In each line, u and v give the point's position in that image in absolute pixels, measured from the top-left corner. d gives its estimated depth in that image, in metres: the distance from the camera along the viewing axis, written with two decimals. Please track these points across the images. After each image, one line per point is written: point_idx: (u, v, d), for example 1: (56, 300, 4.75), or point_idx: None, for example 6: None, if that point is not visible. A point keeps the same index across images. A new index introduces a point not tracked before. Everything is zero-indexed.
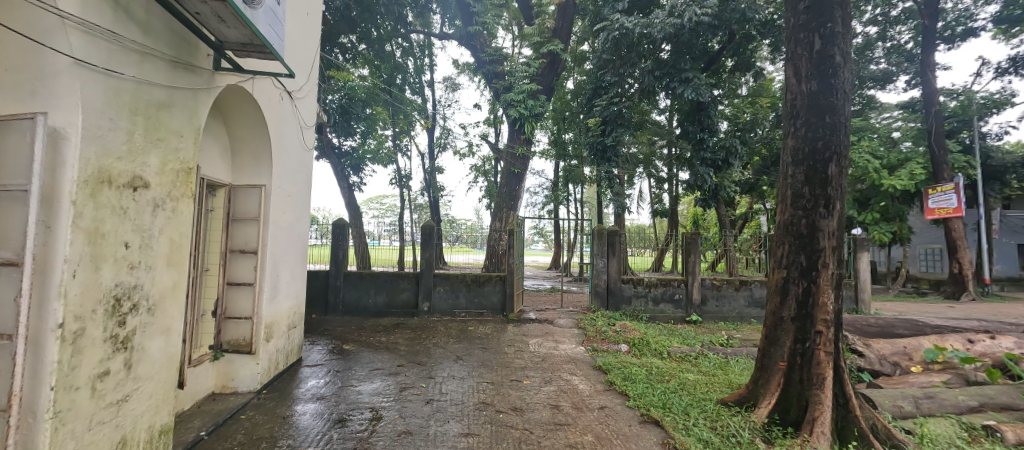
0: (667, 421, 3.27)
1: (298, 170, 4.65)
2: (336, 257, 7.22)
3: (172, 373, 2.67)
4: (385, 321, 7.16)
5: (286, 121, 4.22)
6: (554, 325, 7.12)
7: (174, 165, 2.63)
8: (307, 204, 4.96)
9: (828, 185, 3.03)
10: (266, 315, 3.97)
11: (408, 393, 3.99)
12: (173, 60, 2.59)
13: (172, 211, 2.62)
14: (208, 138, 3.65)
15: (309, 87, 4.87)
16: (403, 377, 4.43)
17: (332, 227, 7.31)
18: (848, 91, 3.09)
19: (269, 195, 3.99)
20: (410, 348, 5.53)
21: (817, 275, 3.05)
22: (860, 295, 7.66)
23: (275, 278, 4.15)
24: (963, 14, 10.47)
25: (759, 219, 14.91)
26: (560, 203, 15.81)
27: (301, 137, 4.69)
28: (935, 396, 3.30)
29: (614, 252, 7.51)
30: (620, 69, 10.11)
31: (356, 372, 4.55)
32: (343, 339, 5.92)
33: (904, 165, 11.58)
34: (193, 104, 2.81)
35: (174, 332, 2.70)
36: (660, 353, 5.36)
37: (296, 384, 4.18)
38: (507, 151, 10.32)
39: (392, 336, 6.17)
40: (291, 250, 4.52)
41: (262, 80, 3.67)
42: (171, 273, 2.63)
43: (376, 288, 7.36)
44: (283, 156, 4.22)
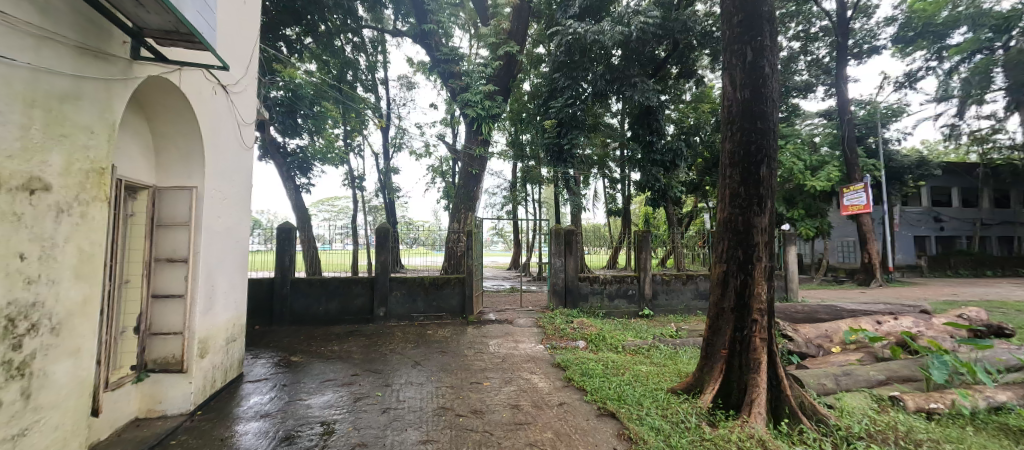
0: (622, 413, 3.42)
1: (236, 171, 4.29)
2: (282, 264, 6.77)
3: (84, 397, 2.38)
4: (338, 328, 6.83)
5: (220, 114, 3.88)
6: (514, 324, 7.19)
7: (82, 163, 2.33)
8: (248, 206, 4.61)
9: (759, 184, 3.31)
10: (200, 328, 3.63)
11: (363, 403, 3.83)
12: (79, 46, 2.31)
13: (80, 216, 2.32)
14: (126, 131, 3.28)
15: (247, 81, 4.53)
16: (357, 387, 4.24)
17: (277, 232, 6.88)
18: (776, 100, 3.39)
19: (202, 197, 3.65)
20: (365, 356, 5.31)
21: (752, 268, 3.32)
22: (789, 284, 8.53)
23: (210, 288, 3.81)
24: (868, 33, 12.17)
25: (696, 218, 16.10)
26: (521, 203, 16.14)
27: (239, 135, 4.34)
28: (851, 373, 3.78)
29: (571, 251, 7.74)
30: (573, 73, 10.44)
31: (305, 385, 4.30)
32: (290, 350, 5.55)
33: (822, 167, 13.12)
34: (106, 95, 2.51)
35: (86, 354, 2.39)
36: (615, 347, 5.59)
37: (236, 402, 3.86)
38: (464, 152, 10.24)
39: (344, 344, 5.88)
40: (229, 257, 4.17)
41: (191, 69, 3.38)
42: (79, 287, 2.33)
43: (327, 295, 7.01)
44: (217, 155, 3.88)
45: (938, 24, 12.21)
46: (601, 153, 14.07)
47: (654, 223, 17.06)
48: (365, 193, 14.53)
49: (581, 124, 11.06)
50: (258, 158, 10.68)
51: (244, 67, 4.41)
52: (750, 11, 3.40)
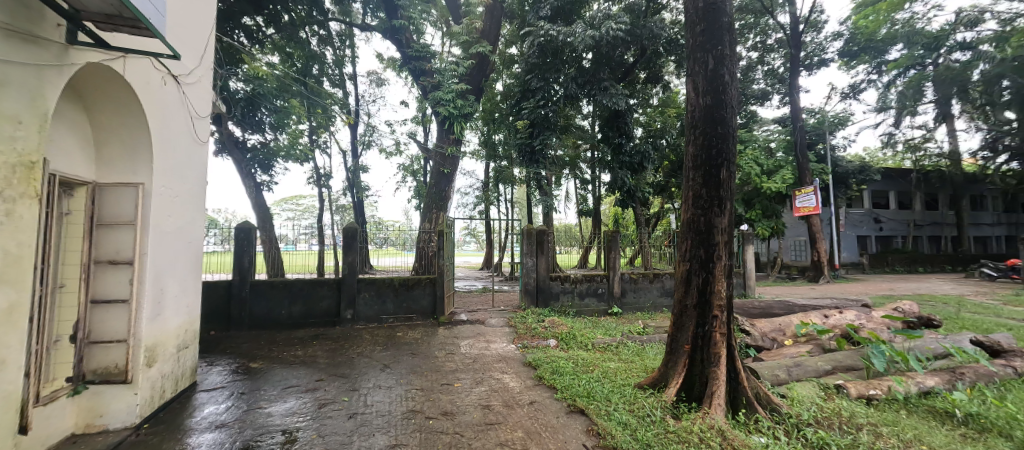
0: (591, 410, 3.51)
1: (189, 167, 4.09)
2: (241, 265, 6.49)
3: (10, 410, 2.22)
4: (302, 332, 6.63)
5: (170, 106, 3.70)
6: (486, 324, 7.19)
7: (7, 156, 2.17)
8: (202, 205, 4.40)
9: (719, 186, 3.48)
10: (147, 335, 3.44)
11: (328, 409, 3.75)
12: (6, 28, 2.18)
13: (5, 214, 2.16)
14: (61, 123, 3.06)
15: (201, 72, 4.32)
16: (323, 393, 4.14)
17: (235, 231, 6.55)
18: (735, 106, 3.56)
19: (149, 195, 3.46)
20: (331, 360, 5.19)
21: (713, 266, 3.48)
22: (746, 281, 8.96)
23: (159, 291, 3.62)
24: (818, 47, 12.99)
25: (663, 218, 16.61)
26: (493, 203, 16.17)
27: (192, 128, 4.14)
28: (802, 364, 4.04)
29: (543, 251, 7.81)
30: (546, 74, 10.57)
31: (266, 392, 4.15)
32: (250, 357, 5.33)
33: (778, 171, 13.96)
34: (38, 82, 2.37)
35: (11, 364, 2.23)
36: (585, 345, 5.71)
37: (188, 413, 3.68)
38: (436, 151, 10.14)
39: (309, 349, 5.71)
40: (181, 259, 3.97)
41: (136, 57, 3.20)
42: (4, 292, 2.17)
43: (290, 298, 6.78)
44: (167, 151, 3.69)
45: (878, 40, 13.26)
46: (572, 154, 14.29)
47: (623, 224, 17.47)
48: (332, 192, 14.11)
49: (552, 125, 11.17)
50: (214, 154, 10.12)
51: (198, 58, 4.21)
52: (711, 20, 3.57)
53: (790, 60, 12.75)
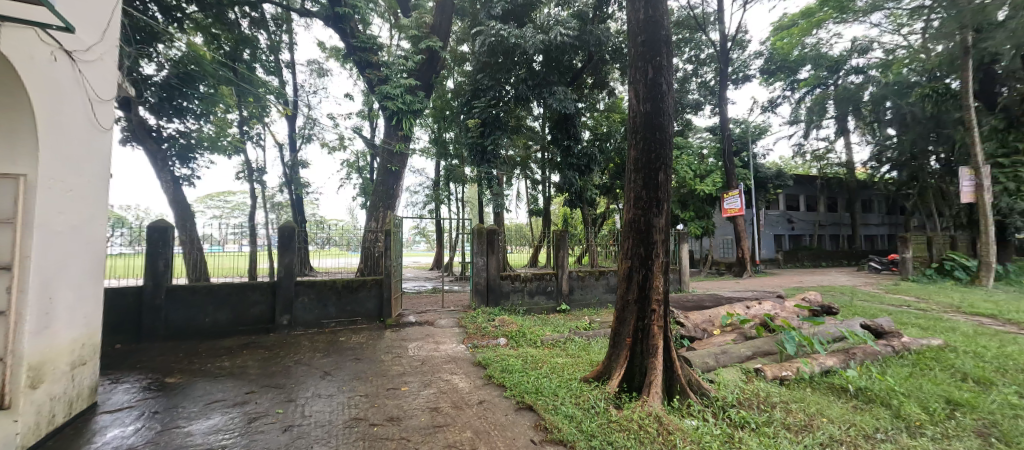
0: (539, 405, 3.61)
1: (87, 159, 3.67)
2: (154, 269, 5.89)
3: None
4: (230, 341, 6.16)
5: (59, 88, 3.32)
6: (435, 326, 7.11)
7: None
8: (107, 202, 3.96)
9: (657, 188, 3.72)
10: (27, 352, 3.03)
11: (260, 423, 3.55)
12: None
13: None
14: None
15: (102, 49, 3.87)
16: (253, 406, 3.90)
17: (148, 232, 5.94)
18: (672, 113, 3.82)
19: (31, 188, 3.08)
20: (265, 370, 4.89)
21: (652, 263, 3.72)
22: (682, 277, 9.61)
23: (45, 299, 3.21)
24: (743, 63, 14.27)
25: (609, 218, 17.29)
26: (444, 202, 15.98)
27: (90, 113, 3.70)
28: (728, 352, 4.44)
29: (493, 251, 7.86)
30: (497, 74, 10.67)
31: (184, 410, 3.83)
32: (169, 371, 4.88)
33: (708, 175, 15.15)
34: None
35: None
36: (534, 342, 5.85)
37: (87, 438, 3.31)
38: (384, 147, 9.82)
39: (240, 359, 5.34)
40: (76, 263, 3.55)
41: (13, 27, 2.91)
42: None
43: (215, 305, 6.28)
44: (56, 139, 3.30)
45: (792, 61, 14.83)
46: (523, 154, 14.45)
47: (571, 223, 17.97)
48: (266, 188, 13.18)
49: (503, 125, 11.27)
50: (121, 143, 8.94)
51: (97, 34, 3.78)
52: (651, 33, 3.81)
53: (719, 73, 13.85)
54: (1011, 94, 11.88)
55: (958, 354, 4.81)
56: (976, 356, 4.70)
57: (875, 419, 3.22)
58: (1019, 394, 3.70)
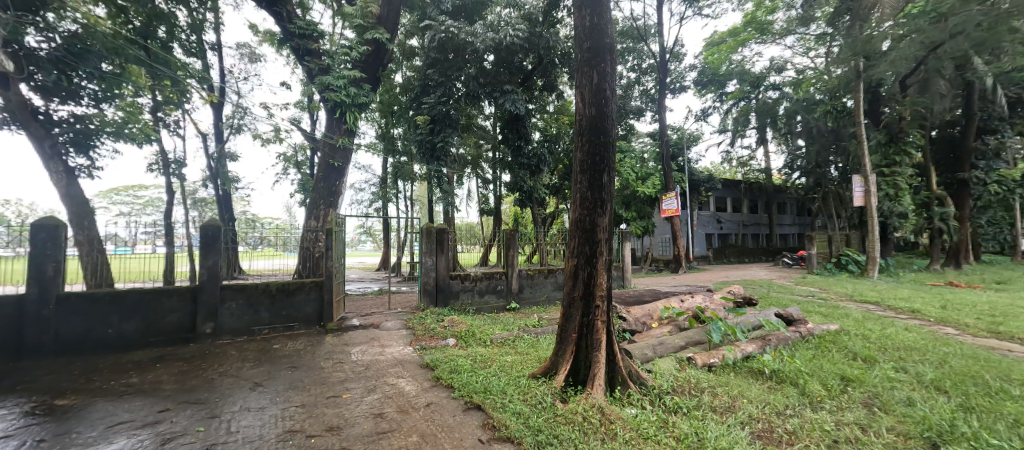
0: (487, 404, 3.60)
1: None
2: (40, 273, 5.13)
3: None
4: (141, 354, 5.52)
5: None
6: (381, 328, 6.86)
7: None
8: None
9: (601, 189, 3.85)
10: None
11: (176, 444, 3.21)
12: None
13: None
14: None
15: None
16: (168, 426, 3.52)
17: (32, 231, 5.11)
18: (615, 118, 3.97)
19: None
20: (184, 385, 4.44)
21: (596, 261, 3.83)
22: (624, 274, 10.06)
23: None
24: (679, 74, 15.25)
25: (557, 218, 17.68)
26: (391, 200, 15.49)
27: None
28: (664, 342, 4.71)
29: (443, 250, 7.74)
30: (447, 71, 10.51)
31: (81, 435, 3.37)
32: (63, 391, 4.27)
33: (648, 178, 16.00)
34: None
35: None
36: (483, 341, 5.82)
37: None
38: (325, 141, 9.28)
39: (153, 373, 4.80)
40: None
41: None
42: None
43: (119, 314, 5.60)
44: None
45: (721, 75, 16.11)
46: (474, 153, 14.34)
47: (522, 223, 18.16)
48: (187, 183, 11.96)
49: (454, 123, 11.13)
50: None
51: None
52: (595, 40, 3.93)
53: (659, 82, 14.69)
54: (892, 114, 13.86)
55: (851, 336, 5.49)
56: (864, 338, 5.38)
57: (786, 397, 3.59)
58: (896, 368, 4.29)
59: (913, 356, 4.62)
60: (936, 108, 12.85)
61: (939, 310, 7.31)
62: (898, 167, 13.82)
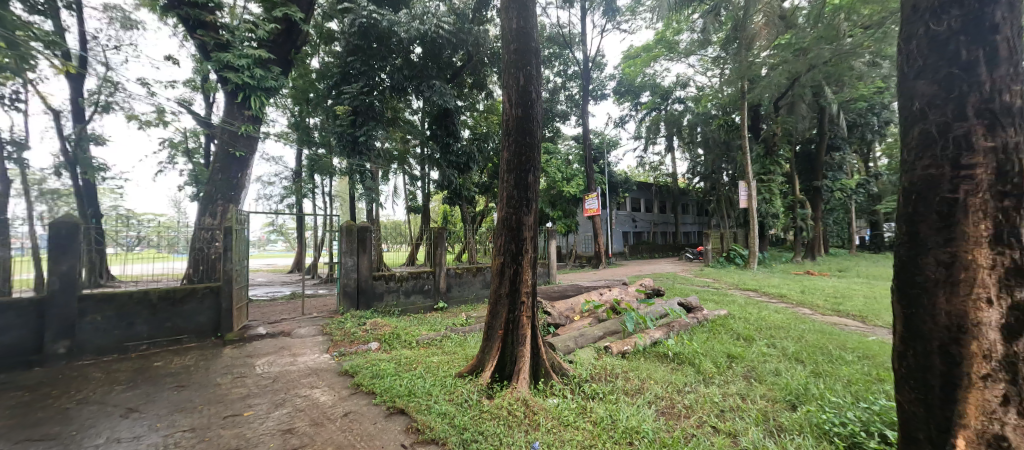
0: (411, 408, 3.47)
1: None
2: None
3: None
4: None
5: None
6: (292, 336, 6.28)
7: None
8: None
9: (527, 189, 3.91)
10: None
11: None
12: None
13: None
14: None
15: None
16: None
17: None
18: (541, 120, 4.06)
19: None
20: (29, 418, 3.64)
21: (522, 258, 3.89)
22: (550, 270, 10.40)
23: None
24: (600, 82, 16.17)
25: (487, 216, 17.74)
26: (306, 196, 14.29)
27: None
28: (584, 334, 4.94)
29: (365, 249, 7.31)
30: (370, 61, 9.96)
31: None
32: None
33: (572, 179, 16.73)
34: None
35: None
36: (408, 343, 5.61)
37: None
38: (222, 128, 8.24)
39: None
40: None
41: None
42: None
43: None
44: None
45: (636, 85, 17.42)
46: (401, 148, 13.66)
47: (451, 221, 17.93)
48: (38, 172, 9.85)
49: (378, 115, 10.59)
50: None
51: None
52: (522, 42, 3.99)
53: (582, 88, 15.41)
54: (768, 129, 16.14)
55: (737, 319, 6.28)
56: (746, 320, 6.18)
57: (685, 376, 3.98)
58: (767, 344, 4.99)
59: (779, 333, 5.42)
60: (799, 127, 15.25)
61: (799, 294, 8.69)
62: (772, 175, 16.17)
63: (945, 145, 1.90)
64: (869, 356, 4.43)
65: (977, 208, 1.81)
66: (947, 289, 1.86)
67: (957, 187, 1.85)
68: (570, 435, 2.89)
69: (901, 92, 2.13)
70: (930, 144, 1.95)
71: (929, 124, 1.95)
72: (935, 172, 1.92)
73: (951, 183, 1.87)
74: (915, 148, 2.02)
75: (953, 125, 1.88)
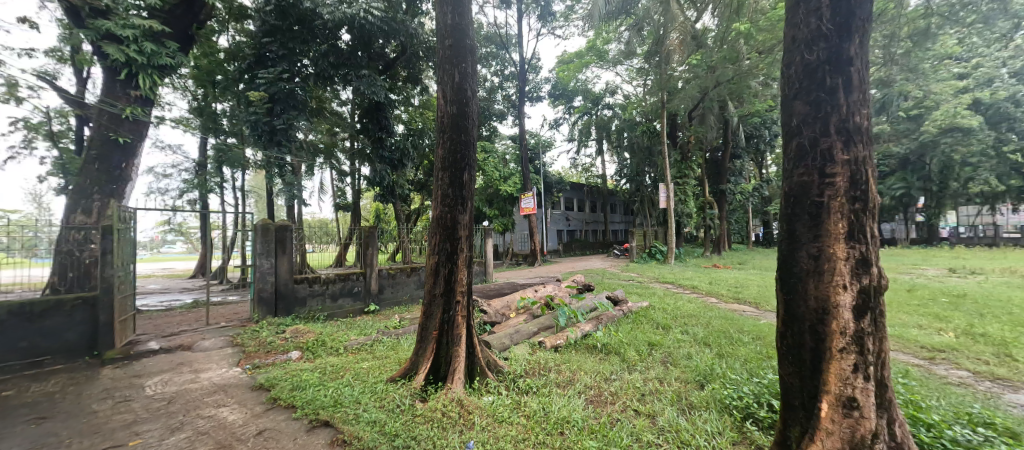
0: (337, 418, 3.30)
1: None
2: None
3: None
4: None
5: None
6: (193, 350, 5.60)
7: None
8: None
9: (462, 187, 3.90)
10: None
11: None
12: None
13: None
14: None
15: None
16: None
17: None
18: (476, 118, 4.06)
19: None
20: None
21: (456, 257, 3.87)
22: (486, 269, 10.43)
23: None
24: (535, 85, 16.55)
25: (422, 214, 17.32)
26: (212, 191, 12.82)
27: None
28: (519, 330, 5.05)
29: (283, 250, 6.79)
30: (289, 44, 9.26)
31: None
32: None
33: (508, 178, 16.93)
34: None
35: None
36: (335, 350, 5.31)
37: None
38: (95, 107, 6.96)
39: None
40: None
41: None
42: None
43: None
44: None
45: (569, 90, 18.07)
46: (328, 142, 12.75)
47: (383, 219, 17.25)
48: None
49: (301, 105, 9.86)
50: None
51: None
52: (457, 38, 3.96)
53: (518, 89, 15.66)
54: (684, 137, 17.68)
55: (657, 310, 6.80)
56: (664, 310, 6.72)
57: (611, 365, 4.23)
58: (681, 331, 5.47)
59: (692, 321, 5.97)
60: (709, 136, 16.90)
61: (709, 286, 9.63)
62: (687, 179, 17.76)
63: (815, 156, 2.23)
64: (762, 337, 5.05)
65: (839, 210, 2.15)
66: (817, 279, 2.19)
67: (823, 192, 2.19)
68: (504, 431, 2.95)
69: (783, 109, 2.45)
70: (804, 155, 2.27)
71: (803, 138, 2.28)
72: (808, 179, 2.25)
73: (819, 189, 2.21)
74: (793, 158, 2.34)
75: (821, 139, 2.21)
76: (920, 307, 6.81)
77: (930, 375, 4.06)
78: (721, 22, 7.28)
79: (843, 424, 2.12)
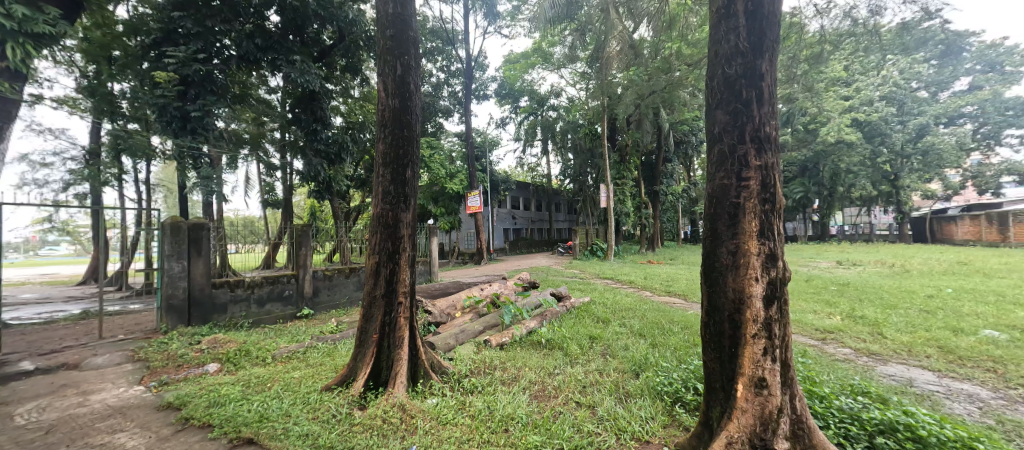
0: (263, 435, 3.07)
1: None
2: None
3: None
4: None
5: None
6: (81, 368, 4.91)
7: None
8: None
9: (405, 184, 3.80)
10: None
11: None
12: None
13: None
14: None
15: None
16: None
17: None
18: (420, 113, 3.98)
19: None
20: None
21: (399, 257, 3.76)
22: (431, 268, 10.24)
23: None
24: (481, 84, 16.51)
25: (362, 213, 16.58)
26: (108, 185, 11.22)
27: None
28: (464, 330, 5.02)
29: (198, 252, 6.18)
30: (205, 21, 8.44)
31: None
32: None
33: (454, 176, 16.72)
34: None
35: None
36: (263, 360, 4.94)
37: None
38: None
39: None
40: None
41: None
42: None
43: None
44: None
45: (515, 89, 18.19)
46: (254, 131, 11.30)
47: (320, 218, 16.27)
48: None
49: (220, 90, 9.00)
50: None
51: None
52: (399, 30, 3.85)
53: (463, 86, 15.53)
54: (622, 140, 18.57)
55: (597, 305, 7.08)
56: (604, 305, 7.03)
57: (554, 360, 4.35)
58: (620, 324, 5.75)
59: (628, 315, 6.30)
60: (645, 140, 17.92)
61: (645, 281, 10.20)
62: (624, 180, 18.69)
63: (733, 161, 2.45)
64: (690, 327, 5.46)
65: (751, 211, 2.39)
66: (733, 275, 2.41)
67: (739, 195, 2.42)
68: (448, 433, 2.92)
69: (706, 118, 2.67)
70: (724, 160, 2.49)
71: (724, 146, 2.50)
72: (727, 183, 2.47)
73: (737, 191, 2.44)
74: (715, 163, 2.56)
75: (738, 147, 2.44)
76: (815, 295, 7.76)
77: (822, 354, 4.64)
78: (654, 33, 7.72)
79: (754, 403, 2.35)
